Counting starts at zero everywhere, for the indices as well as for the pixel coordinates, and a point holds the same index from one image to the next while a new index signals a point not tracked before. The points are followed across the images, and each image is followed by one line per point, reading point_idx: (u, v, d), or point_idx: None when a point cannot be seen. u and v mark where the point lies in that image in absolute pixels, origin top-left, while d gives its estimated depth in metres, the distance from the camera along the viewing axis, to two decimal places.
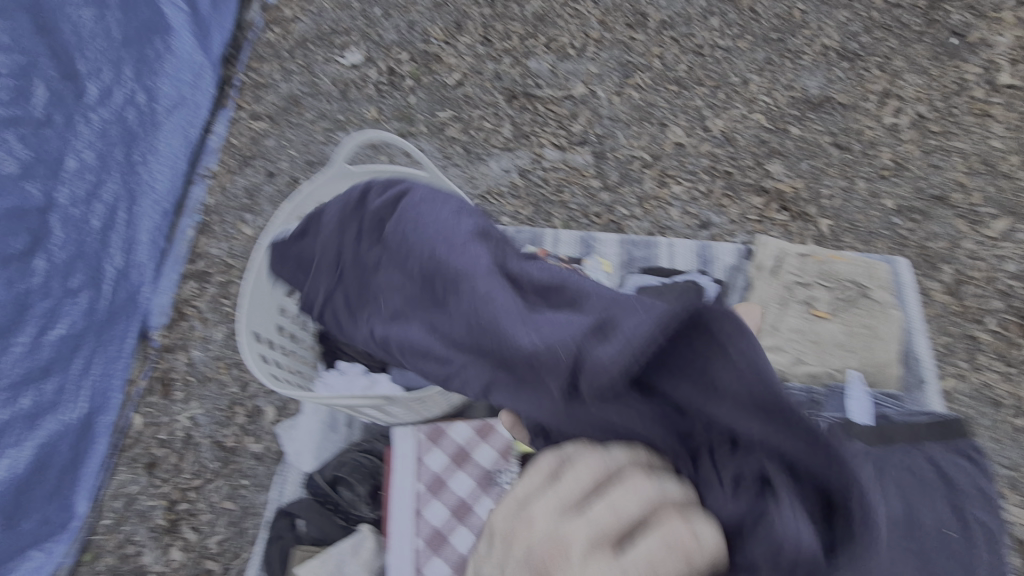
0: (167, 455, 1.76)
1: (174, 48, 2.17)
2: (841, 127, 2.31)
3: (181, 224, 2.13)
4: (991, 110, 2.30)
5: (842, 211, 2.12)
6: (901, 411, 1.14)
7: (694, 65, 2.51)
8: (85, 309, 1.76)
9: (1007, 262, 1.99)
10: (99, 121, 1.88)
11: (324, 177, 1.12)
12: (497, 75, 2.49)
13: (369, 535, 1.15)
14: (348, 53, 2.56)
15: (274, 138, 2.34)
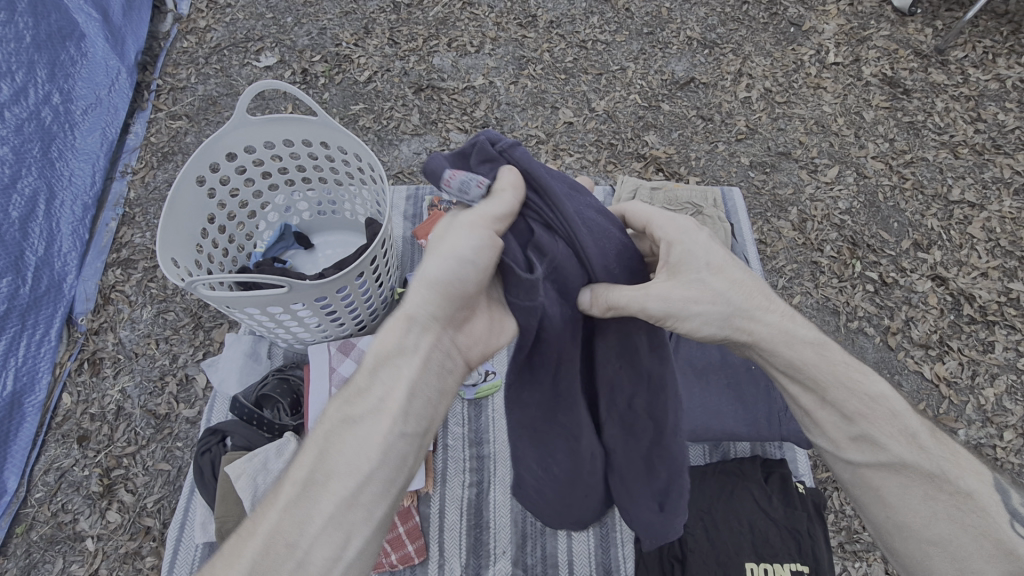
0: (98, 428, 1.83)
1: (88, 53, 2.30)
2: (704, 102, 2.68)
3: (103, 217, 2.19)
4: (822, 83, 2.71)
5: (707, 170, 2.49)
6: None
7: (579, 56, 2.79)
8: (8, 292, 1.87)
9: (839, 201, 2.40)
10: (14, 119, 2.01)
11: (228, 126, 1.33)
12: (404, 71, 2.71)
13: (292, 439, 1.31)
14: (263, 56, 2.67)
15: (193, 135, 2.42)
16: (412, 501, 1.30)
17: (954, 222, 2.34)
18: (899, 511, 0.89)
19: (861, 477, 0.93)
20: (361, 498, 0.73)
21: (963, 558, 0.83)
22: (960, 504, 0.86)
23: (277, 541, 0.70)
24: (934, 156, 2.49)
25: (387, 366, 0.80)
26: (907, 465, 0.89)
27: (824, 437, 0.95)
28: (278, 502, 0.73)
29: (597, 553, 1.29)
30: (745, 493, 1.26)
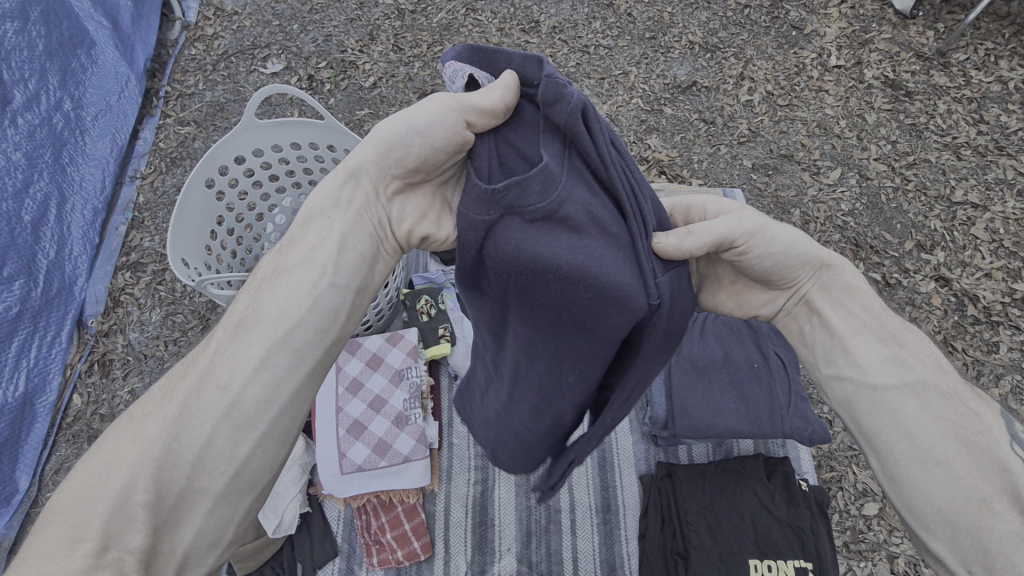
0: (108, 428, 1.86)
1: (98, 61, 2.33)
2: (706, 105, 2.69)
3: (113, 221, 2.23)
4: (824, 86, 2.72)
5: (710, 172, 2.51)
6: None
7: (582, 61, 2.82)
8: (21, 295, 1.87)
9: (841, 203, 2.41)
10: (27, 125, 2.03)
11: (237, 130, 1.36)
12: (409, 76, 2.74)
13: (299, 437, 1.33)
14: (270, 63, 2.70)
15: (201, 140, 2.45)
16: (417, 498, 1.32)
17: (957, 223, 2.34)
18: (909, 435, 0.80)
19: (878, 400, 0.84)
20: (291, 342, 0.76)
21: (967, 478, 0.74)
22: (970, 426, 0.78)
23: (208, 383, 0.74)
24: (937, 157, 2.50)
25: (319, 220, 0.86)
26: (925, 385, 0.82)
27: (853, 362, 0.87)
28: (211, 346, 0.78)
29: (601, 550, 1.30)
30: (748, 491, 1.27)
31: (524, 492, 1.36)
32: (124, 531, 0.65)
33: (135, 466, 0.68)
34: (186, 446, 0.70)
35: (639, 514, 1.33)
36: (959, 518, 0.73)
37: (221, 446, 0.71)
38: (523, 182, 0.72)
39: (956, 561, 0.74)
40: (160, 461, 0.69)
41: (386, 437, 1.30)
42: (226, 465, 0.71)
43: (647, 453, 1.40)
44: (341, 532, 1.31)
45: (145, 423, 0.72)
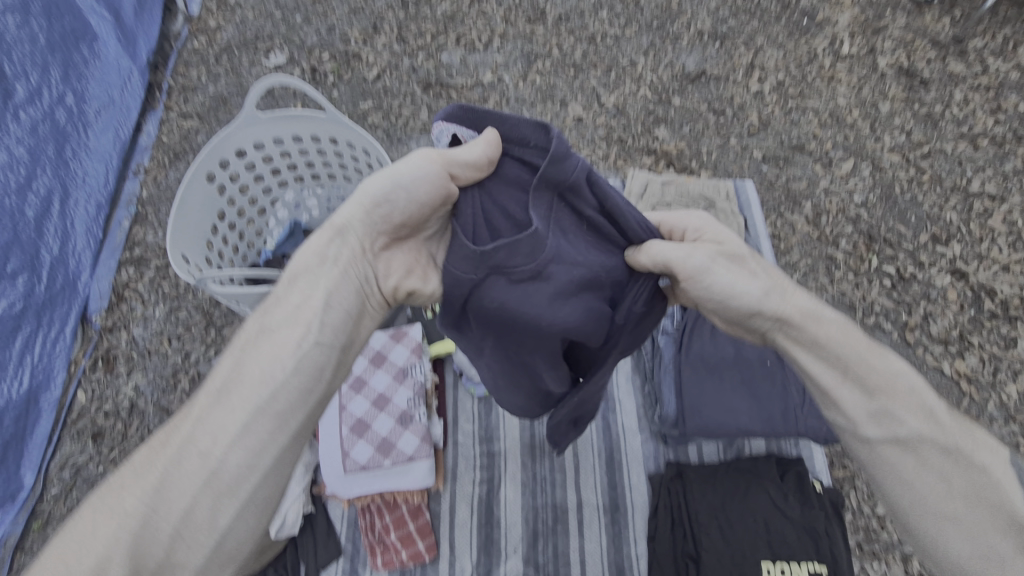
0: (113, 424, 1.86)
1: (101, 55, 2.29)
2: (715, 95, 2.64)
3: (116, 216, 2.22)
4: (836, 75, 2.66)
5: (719, 164, 2.46)
6: None
7: (588, 51, 2.76)
8: (24, 291, 1.84)
9: (854, 195, 2.35)
10: (28, 119, 1.97)
11: (238, 122, 1.34)
12: (413, 68, 2.70)
13: None
14: (272, 55, 2.67)
15: (204, 134, 2.43)
16: (422, 498, 1.30)
17: (974, 216, 2.28)
18: (917, 493, 0.92)
19: (878, 454, 0.95)
20: (274, 405, 0.83)
21: (982, 535, 0.86)
22: (976, 483, 0.89)
23: (190, 449, 0.80)
24: (952, 148, 2.44)
25: (307, 282, 0.92)
26: (922, 441, 0.93)
27: (845, 415, 0.98)
28: (191, 412, 0.84)
29: (609, 551, 1.28)
30: (761, 492, 1.24)
31: (531, 491, 1.34)
32: None
33: (112, 539, 0.73)
34: (165, 517, 0.76)
35: (648, 515, 1.30)
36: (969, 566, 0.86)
37: (201, 516, 0.78)
38: (514, 245, 0.81)
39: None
40: (137, 533, 0.74)
41: (390, 436, 1.27)
42: (207, 536, 0.78)
43: (656, 452, 1.37)
44: (345, 533, 1.29)
45: (126, 493, 0.77)
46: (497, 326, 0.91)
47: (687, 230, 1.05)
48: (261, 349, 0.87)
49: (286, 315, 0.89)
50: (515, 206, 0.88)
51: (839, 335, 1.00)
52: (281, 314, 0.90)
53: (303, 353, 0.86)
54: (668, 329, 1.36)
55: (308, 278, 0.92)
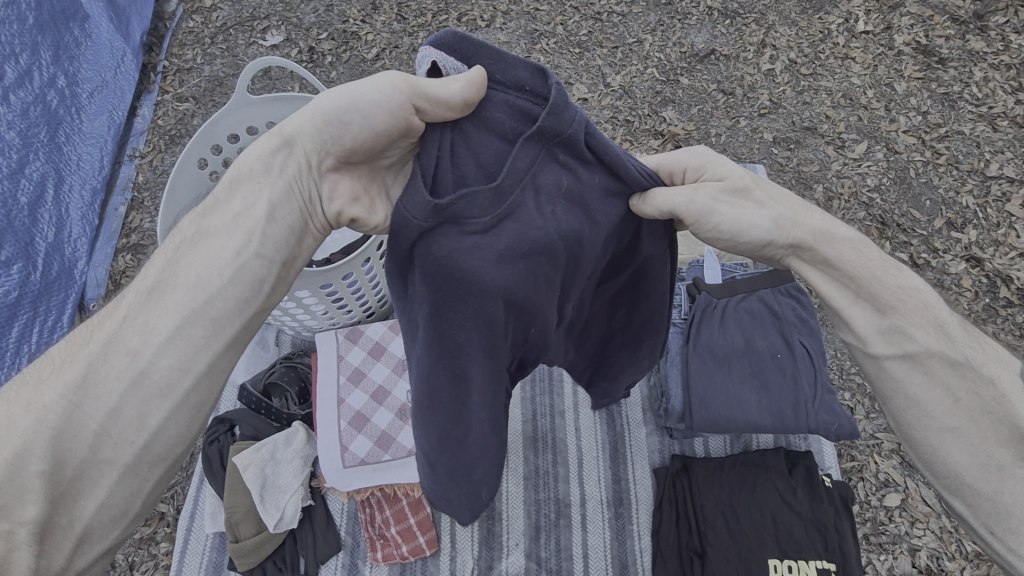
0: None
1: (92, 35, 2.24)
2: (725, 75, 2.55)
3: (112, 202, 2.17)
4: (851, 53, 2.56)
5: (728, 146, 2.39)
6: (745, 272, 1.37)
7: (594, 29, 2.67)
8: (19, 280, 1.83)
9: (867, 178, 2.29)
10: (20, 102, 1.94)
11: (228, 106, 1.28)
12: (413, 48, 2.62)
13: (301, 428, 1.29)
14: (269, 35, 2.59)
15: (200, 117, 2.37)
16: (423, 492, 1.28)
17: (991, 200, 2.22)
18: (922, 407, 0.91)
19: (884, 368, 0.94)
20: (209, 311, 0.76)
21: (980, 445, 0.87)
22: (979, 396, 0.88)
23: (116, 347, 0.73)
24: (970, 129, 2.35)
25: (248, 185, 0.82)
26: (928, 355, 0.90)
27: (854, 333, 0.95)
28: (120, 310, 0.76)
29: (613, 545, 1.26)
30: (769, 486, 1.21)
31: (534, 485, 1.31)
32: (14, 503, 0.66)
33: (30, 433, 0.68)
34: (89, 414, 0.70)
35: (652, 508, 1.28)
36: (963, 475, 0.88)
37: (125, 418, 0.71)
38: (471, 193, 0.65)
39: (956, 500, 0.91)
40: (56, 431, 0.69)
41: (390, 430, 1.25)
42: (134, 436, 0.72)
43: (661, 445, 1.35)
44: (345, 526, 1.27)
45: (43, 388, 0.71)
46: (440, 292, 0.69)
47: (687, 169, 0.88)
48: (195, 255, 0.79)
49: (223, 220, 0.80)
50: (490, 154, 0.69)
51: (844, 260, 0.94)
52: (217, 218, 0.80)
53: (240, 262, 0.78)
54: (677, 320, 1.31)
55: (247, 183, 0.82)
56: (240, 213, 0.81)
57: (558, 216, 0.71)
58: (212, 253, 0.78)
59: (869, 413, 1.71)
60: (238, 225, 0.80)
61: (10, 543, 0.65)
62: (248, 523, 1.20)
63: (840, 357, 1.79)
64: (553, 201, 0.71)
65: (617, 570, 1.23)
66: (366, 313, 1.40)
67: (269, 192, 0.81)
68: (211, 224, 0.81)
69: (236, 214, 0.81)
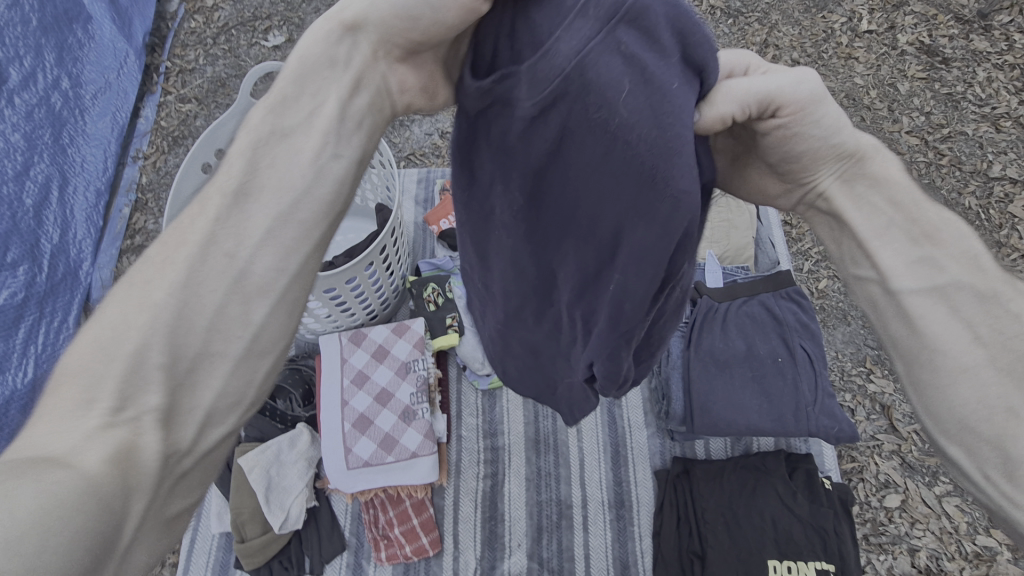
0: None
1: (96, 36, 2.23)
2: None
3: (116, 203, 2.20)
4: (854, 53, 2.55)
5: None
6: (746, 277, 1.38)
7: None
8: (26, 281, 1.84)
9: None
10: (24, 105, 1.93)
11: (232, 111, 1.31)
12: None
13: (305, 430, 1.30)
14: (271, 35, 2.57)
15: (203, 118, 2.38)
16: (426, 493, 1.29)
17: (994, 201, 2.21)
18: (935, 343, 0.63)
19: (902, 307, 0.65)
20: (298, 213, 0.57)
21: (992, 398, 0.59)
22: (1010, 331, 0.61)
23: (212, 249, 0.54)
24: (973, 130, 2.35)
25: (310, 70, 0.60)
26: (957, 286, 0.63)
27: (873, 261, 0.66)
28: (188, 217, 0.56)
29: (614, 547, 1.27)
30: (769, 489, 1.22)
31: (536, 486, 1.32)
32: (137, 392, 0.49)
33: (148, 328, 0.50)
34: (198, 311, 0.52)
35: (653, 511, 1.29)
36: (985, 428, 0.59)
37: (233, 314, 0.54)
38: (512, 76, 0.58)
39: (971, 463, 0.61)
40: (171, 327, 0.51)
41: (393, 432, 1.26)
42: (242, 330, 0.54)
43: (662, 447, 1.35)
44: (349, 526, 1.29)
45: (148, 287, 0.52)
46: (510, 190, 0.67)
47: None
48: (262, 155, 0.58)
49: (297, 109, 0.59)
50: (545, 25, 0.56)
51: (878, 186, 0.67)
52: (288, 107, 0.59)
53: (323, 151, 0.59)
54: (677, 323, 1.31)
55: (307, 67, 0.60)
56: (312, 92, 0.60)
57: (629, 114, 0.53)
58: (295, 155, 0.58)
59: (869, 415, 1.72)
60: (318, 116, 0.59)
61: (137, 428, 0.49)
62: (254, 524, 1.21)
63: (841, 358, 1.80)
64: (613, 103, 0.53)
65: (618, 571, 1.25)
66: (369, 317, 1.42)
67: (349, 71, 0.61)
68: (273, 110, 0.59)
69: (303, 101, 0.60)
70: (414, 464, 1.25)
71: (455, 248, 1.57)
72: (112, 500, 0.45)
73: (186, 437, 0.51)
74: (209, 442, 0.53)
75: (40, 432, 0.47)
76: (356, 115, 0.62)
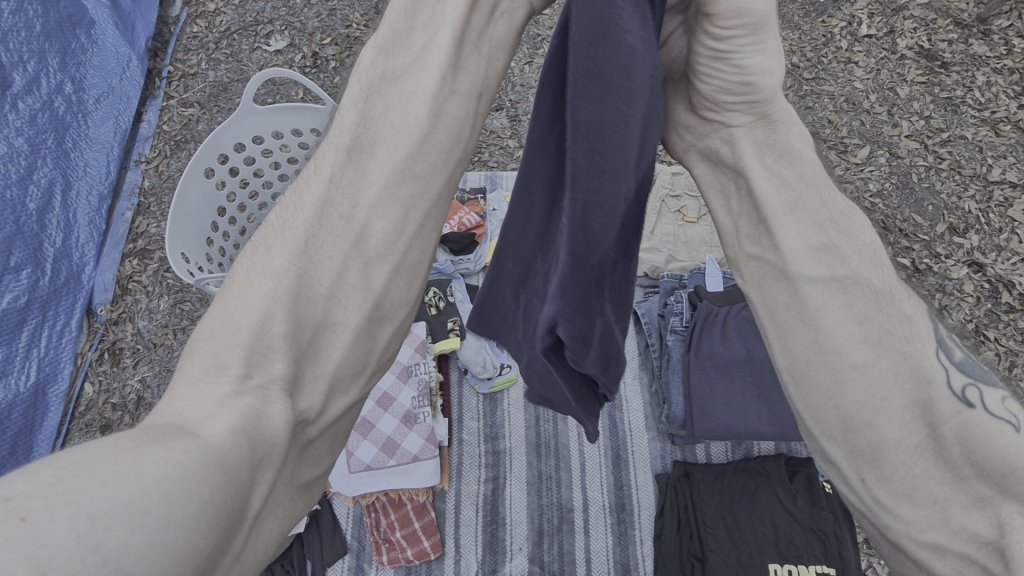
0: (121, 417, 1.86)
1: (98, 41, 2.25)
2: None
3: (119, 207, 2.20)
4: (854, 57, 2.56)
5: None
6: None
7: None
8: (29, 285, 1.85)
9: (870, 182, 2.29)
10: (28, 109, 1.97)
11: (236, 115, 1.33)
12: None
13: None
14: (272, 40, 2.59)
15: (205, 123, 2.39)
16: (428, 497, 1.29)
17: (993, 205, 2.22)
18: (823, 339, 0.58)
19: (796, 299, 0.59)
20: (412, 171, 0.57)
21: (888, 398, 0.56)
22: (894, 331, 0.57)
23: (327, 213, 0.56)
24: (973, 134, 2.36)
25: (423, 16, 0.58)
26: (858, 281, 0.58)
27: (772, 249, 0.60)
28: (316, 166, 0.59)
29: (615, 550, 1.27)
30: (769, 493, 1.22)
31: (537, 490, 1.33)
32: (264, 360, 0.53)
33: (269, 299, 0.54)
34: (317, 279, 0.56)
35: (654, 514, 1.29)
36: (868, 434, 0.56)
37: (352, 280, 0.57)
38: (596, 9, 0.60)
39: (849, 465, 0.58)
40: (293, 295, 0.55)
41: (395, 436, 1.26)
42: (362, 297, 0.57)
43: (663, 451, 1.36)
44: (350, 530, 1.29)
45: (272, 253, 0.56)
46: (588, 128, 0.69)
47: None
48: (375, 111, 0.57)
49: (402, 65, 0.58)
50: None
51: (788, 160, 0.60)
52: (396, 57, 0.58)
53: (437, 110, 0.56)
54: (678, 328, 1.32)
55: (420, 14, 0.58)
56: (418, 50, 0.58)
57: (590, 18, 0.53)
58: (406, 110, 0.57)
59: None
60: (421, 75, 0.57)
61: (264, 398, 0.52)
62: None
63: None
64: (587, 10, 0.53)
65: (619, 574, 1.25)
66: None
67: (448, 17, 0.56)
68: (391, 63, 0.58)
69: (413, 57, 0.58)
70: (415, 467, 1.25)
71: (457, 252, 1.56)
72: (243, 466, 0.48)
73: (310, 410, 0.56)
74: (332, 414, 0.58)
75: (181, 396, 0.52)
76: (478, 37, 0.58)
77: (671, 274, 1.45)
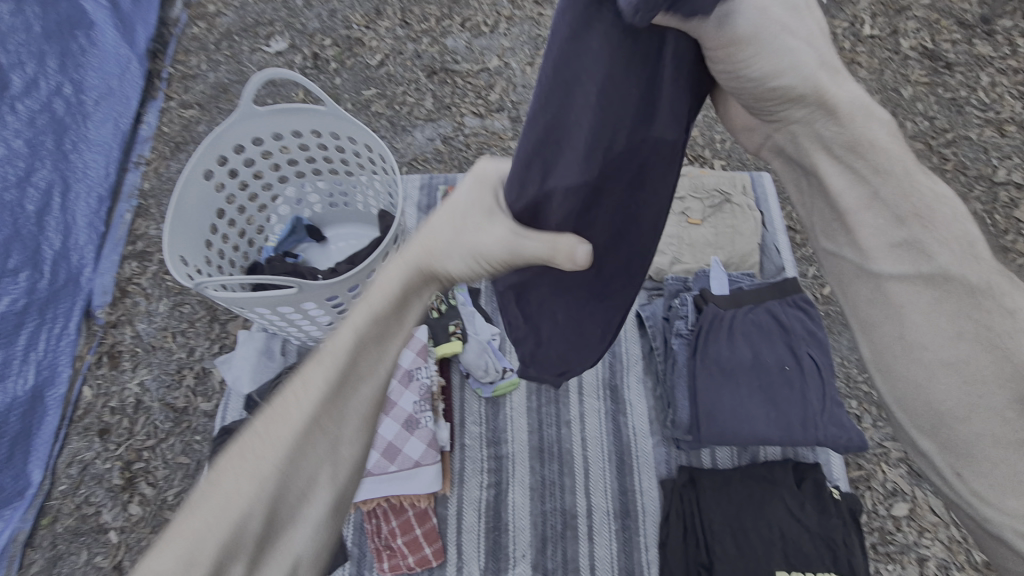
0: (119, 421, 1.82)
1: (97, 42, 2.21)
2: None
3: (118, 208, 2.18)
4: (857, 58, 2.54)
5: (733, 153, 2.12)
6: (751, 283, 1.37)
7: None
8: (26, 288, 1.84)
9: None
10: (26, 111, 1.92)
11: (236, 116, 1.32)
12: (417, 53, 2.35)
13: None
14: (273, 41, 2.57)
15: (205, 124, 2.38)
16: (429, 502, 1.27)
17: (999, 206, 2.20)
18: (914, 337, 0.73)
19: (881, 291, 0.74)
20: (347, 415, 0.69)
21: (977, 381, 0.69)
22: (997, 327, 0.69)
23: (313, 436, 0.66)
24: (977, 135, 2.34)
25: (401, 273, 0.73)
26: (947, 278, 0.70)
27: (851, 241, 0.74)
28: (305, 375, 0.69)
29: (620, 557, 1.25)
30: (777, 500, 1.21)
31: (540, 496, 1.31)
32: (230, 562, 0.60)
33: (246, 508, 0.62)
34: (285, 509, 0.64)
35: (660, 520, 1.27)
36: (957, 428, 0.71)
37: (297, 485, 0.65)
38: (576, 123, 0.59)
39: (940, 457, 0.73)
40: (268, 513, 0.63)
41: (396, 440, 1.24)
42: (320, 491, 0.67)
43: (667, 456, 1.33)
44: (350, 536, 1.27)
45: (261, 459, 0.64)
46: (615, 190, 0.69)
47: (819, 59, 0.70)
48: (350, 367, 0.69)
49: (363, 324, 0.70)
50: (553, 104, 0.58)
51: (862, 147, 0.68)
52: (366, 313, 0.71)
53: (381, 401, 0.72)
54: (683, 331, 1.29)
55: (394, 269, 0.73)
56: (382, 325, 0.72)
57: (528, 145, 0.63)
58: (365, 370, 0.71)
59: (877, 422, 1.70)
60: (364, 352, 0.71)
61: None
62: None
63: (847, 365, 1.78)
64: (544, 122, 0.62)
65: None
66: None
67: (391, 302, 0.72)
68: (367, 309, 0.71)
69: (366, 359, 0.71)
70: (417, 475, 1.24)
71: None
72: None
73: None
74: None
75: (154, 558, 0.60)
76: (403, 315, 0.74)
77: (676, 277, 1.43)
